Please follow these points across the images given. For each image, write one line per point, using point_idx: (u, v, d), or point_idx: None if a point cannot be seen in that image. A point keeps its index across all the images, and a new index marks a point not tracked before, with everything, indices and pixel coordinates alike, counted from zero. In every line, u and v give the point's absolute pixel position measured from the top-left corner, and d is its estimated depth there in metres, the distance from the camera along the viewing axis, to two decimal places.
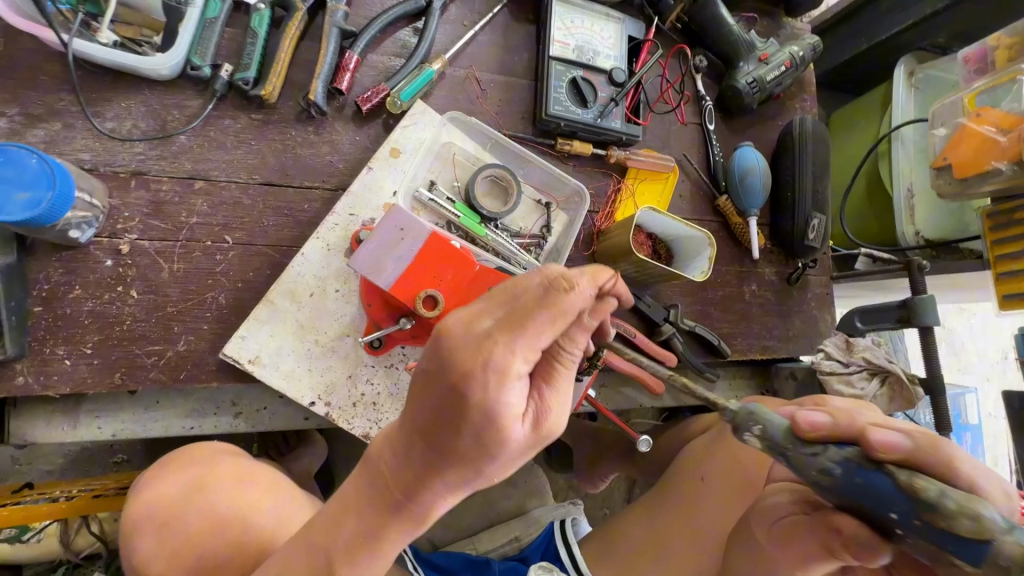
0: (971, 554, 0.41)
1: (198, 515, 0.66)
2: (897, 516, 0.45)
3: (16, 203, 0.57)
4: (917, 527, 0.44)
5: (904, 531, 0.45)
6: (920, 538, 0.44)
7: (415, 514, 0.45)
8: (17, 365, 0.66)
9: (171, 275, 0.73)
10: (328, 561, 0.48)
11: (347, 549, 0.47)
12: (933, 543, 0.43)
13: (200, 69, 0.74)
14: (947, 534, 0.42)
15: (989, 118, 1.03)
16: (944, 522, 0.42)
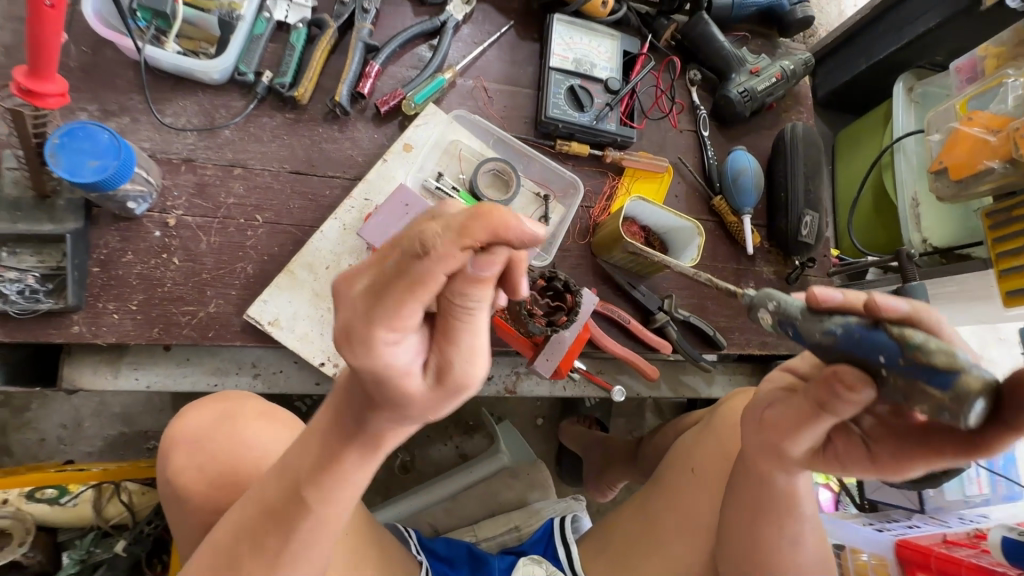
0: (942, 383, 0.38)
1: (225, 442, 0.71)
2: (883, 359, 0.41)
3: (87, 168, 0.68)
4: (901, 366, 0.40)
5: (890, 372, 0.41)
6: (902, 377, 0.40)
7: (366, 444, 0.47)
8: (74, 315, 0.77)
9: (208, 246, 0.84)
10: (298, 484, 0.50)
11: (313, 472, 0.49)
12: (910, 380, 0.40)
13: (245, 75, 0.87)
14: (923, 369, 0.39)
15: (979, 120, 1.05)
16: (925, 352, 0.39)
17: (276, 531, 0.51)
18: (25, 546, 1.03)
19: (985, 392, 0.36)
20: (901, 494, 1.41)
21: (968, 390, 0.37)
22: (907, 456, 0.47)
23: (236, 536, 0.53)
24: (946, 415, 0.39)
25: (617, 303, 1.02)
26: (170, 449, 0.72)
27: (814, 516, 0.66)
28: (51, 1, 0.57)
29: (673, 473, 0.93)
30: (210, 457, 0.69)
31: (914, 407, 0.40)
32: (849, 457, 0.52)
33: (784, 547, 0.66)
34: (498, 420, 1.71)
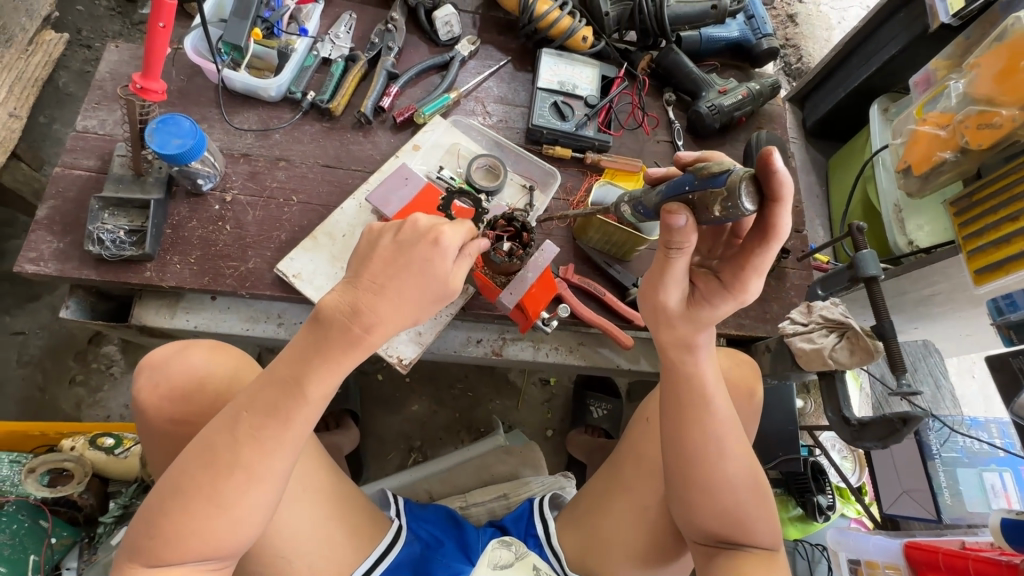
0: (716, 182, 0.63)
1: (177, 368, 0.82)
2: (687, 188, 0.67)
3: (172, 145, 0.92)
4: (697, 186, 0.66)
5: (695, 194, 0.66)
6: (699, 191, 0.65)
7: (360, 337, 0.68)
8: (148, 264, 0.98)
9: (253, 218, 1.05)
10: (291, 380, 0.67)
11: (305, 368, 0.68)
12: (704, 190, 0.64)
13: (295, 94, 1.13)
14: (708, 178, 0.64)
15: (930, 118, 1.16)
16: (706, 173, 0.65)
17: (273, 415, 0.66)
18: (81, 486, 1.20)
19: (741, 178, 0.61)
20: (919, 505, 1.34)
21: (732, 181, 0.62)
22: (744, 267, 0.72)
23: (232, 428, 0.66)
24: (731, 206, 0.63)
25: (596, 280, 1.13)
26: (138, 372, 0.83)
27: (732, 424, 0.81)
28: (164, 23, 0.84)
29: (636, 427, 1.02)
30: (165, 378, 0.81)
31: (714, 211, 0.64)
32: (713, 293, 0.74)
33: (709, 448, 0.79)
34: (508, 428, 1.78)
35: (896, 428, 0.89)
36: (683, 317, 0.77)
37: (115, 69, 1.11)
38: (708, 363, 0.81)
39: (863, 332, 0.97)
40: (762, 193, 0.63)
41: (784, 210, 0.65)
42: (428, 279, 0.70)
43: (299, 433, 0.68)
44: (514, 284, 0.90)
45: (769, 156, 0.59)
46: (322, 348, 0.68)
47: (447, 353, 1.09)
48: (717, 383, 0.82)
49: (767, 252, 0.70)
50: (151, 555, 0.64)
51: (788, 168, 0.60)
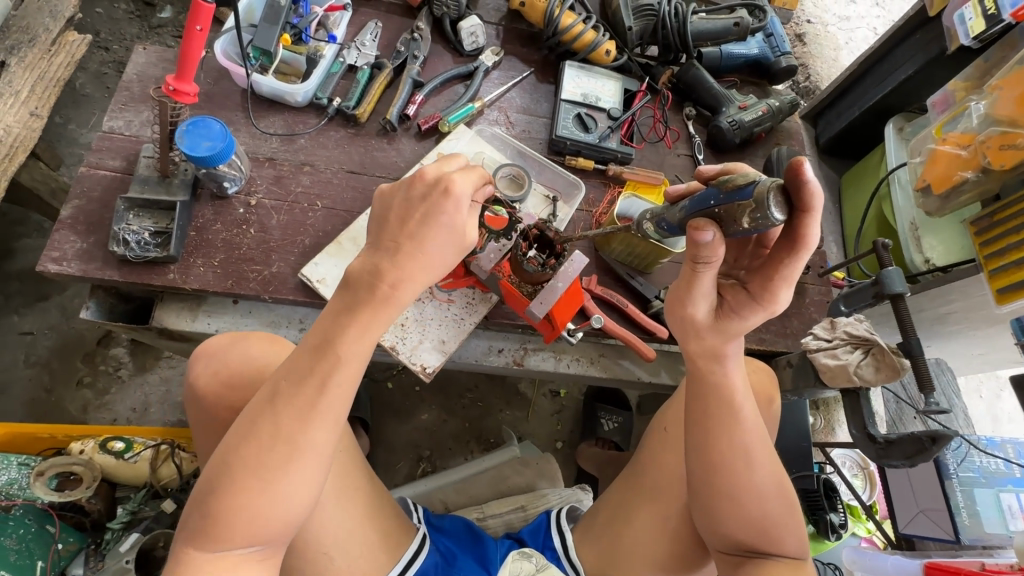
0: (743, 195, 0.63)
1: (226, 359, 0.81)
2: (712, 202, 0.67)
3: (202, 148, 0.92)
4: (723, 200, 0.66)
5: (720, 208, 0.66)
6: (724, 205, 0.65)
7: (386, 298, 0.67)
8: (171, 266, 0.97)
9: (277, 222, 1.05)
10: (325, 346, 0.66)
11: (338, 334, 0.66)
12: (730, 204, 0.64)
13: (321, 99, 1.13)
14: (734, 191, 0.64)
15: (951, 139, 1.17)
16: (732, 186, 0.65)
17: (309, 384, 0.64)
18: (90, 490, 1.17)
19: (769, 189, 0.60)
20: (936, 525, 1.33)
21: (759, 193, 0.61)
22: (773, 278, 0.72)
23: (272, 402, 0.64)
24: (761, 217, 0.62)
25: (618, 291, 1.13)
26: (195, 358, 0.83)
27: (758, 433, 0.80)
28: (201, 27, 0.85)
29: (652, 436, 1.00)
30: (223, 364, 0.81)
31: (743, 223, 0.63)
32: (742, 304, 0.74)
33: (737, 457, 0.78)
34: (518, 439, 1.76)
35: (924, 446, 0.88)
36: (711, 328, 0.76)
37: (142, 71, 1.11)
38: (737, 371, 0.80)
39: (889, 349, 0.97)
40: (791, 202, 0.62)
41: (813, 220, 0.64)
42: (446, 227, 0.68)
43: (339, 402, 0.65)
44: (544, 294, 0.89)
45: (799, 166, 0.59)
46: (354, 310, 0.67)
47: (468, 362, 1.09)
48: (745, 392, 0.80)
49: (795, 262, 0.70)
50: (205, 538, 0.62)
51: (818, 178, 0.59)
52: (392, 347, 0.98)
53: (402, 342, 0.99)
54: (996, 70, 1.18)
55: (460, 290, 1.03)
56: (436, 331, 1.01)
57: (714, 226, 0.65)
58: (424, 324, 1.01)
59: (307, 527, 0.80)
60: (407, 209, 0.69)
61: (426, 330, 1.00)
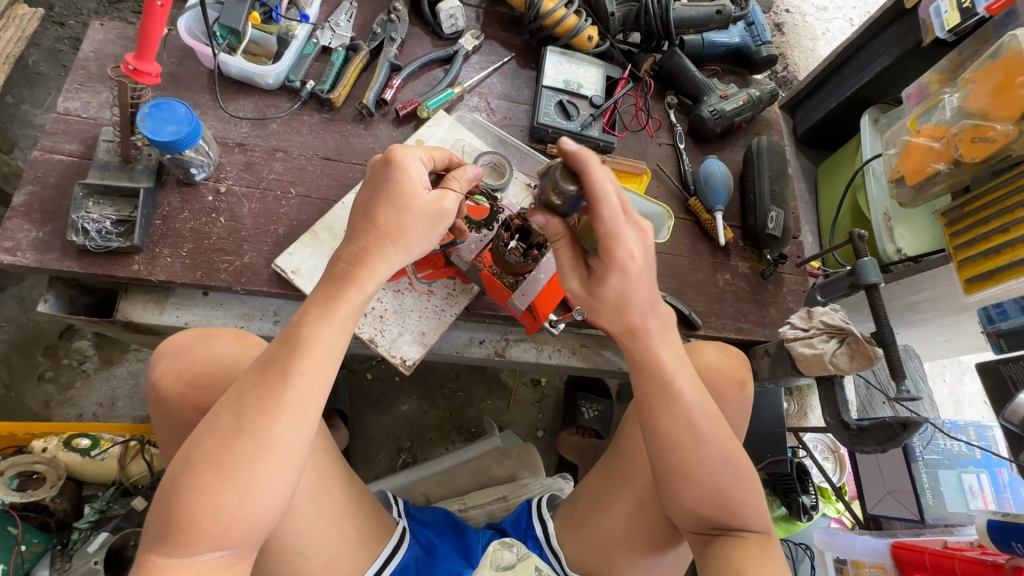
0: (545, 176, 0.73)
1: (192, 359, 0.77)
2: (541, 192, 0.76)
3: (166, 132, 0.87)
4: (542, 184, 0.75)
5: (542, 193, 0.75)
6: (542, 187, 0.74)
7: (362, 279, 0.64)
8: (135, 256, 0.93)
9: (249, 210, 1.01)
10: (292, 338, 0.63)
11: (305, 325, 0.63)
12: (544, 184, 0.74)
13: (293, 82, 1.09)
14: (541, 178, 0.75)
15: (925, 131, 1.18)
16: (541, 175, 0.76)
17: (273, 377, 0.62)
18: (54, 490, 1.13)
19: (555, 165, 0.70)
20: (902, 505, 1.38)
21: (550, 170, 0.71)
22: (600, 232, 0.70)
23: (238, 394, 0.62)
24: (557, 188, 0.71)
25: None
26: (158, 357, 0.77)
27: (704, 405, 0.76)
28: (162, 2, 0.80)
29: (629, 422, 1.01)
30: (189, 363, 0.76)
31: (553, 196, 0.72)
32: (598, 270, 0.74)
33: (681, 431, 0.75)
34: (499, 429, 1.76)
35: (895, 433, 0.91)
36: (592, 299, 0.76)
37: (99, 48, 1.04)
38: (666, 347, 0.77)
39: (863, 338, 0.99)
40: (573, 170, 0.68)
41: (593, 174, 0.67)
42: (393, 188, 0.66)
43: (306, 395, 0.63)
44: (526, 285, 0.89)
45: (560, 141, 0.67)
46: (330, 295, 0.64)
47: (449, 354, 1.07)
48: (678, 364, 0.77)
49: (602, 214, 0.68)
50: (169, 543, 0.59)
51: (579, 145, 0.66)
52: (370, 340, 0.96)
53: (381, 334, 0.97)
54: (970, 64, 1.21)
55: (440, 281, 1.01)
56: (416, 322, 0.98)
57: (544, 211, 0.75)
58: (403, 315, 0.98)
59: (284, 526, 0.78)
60: (365, 193, 0.68)
61: (405, 322, 0.98)
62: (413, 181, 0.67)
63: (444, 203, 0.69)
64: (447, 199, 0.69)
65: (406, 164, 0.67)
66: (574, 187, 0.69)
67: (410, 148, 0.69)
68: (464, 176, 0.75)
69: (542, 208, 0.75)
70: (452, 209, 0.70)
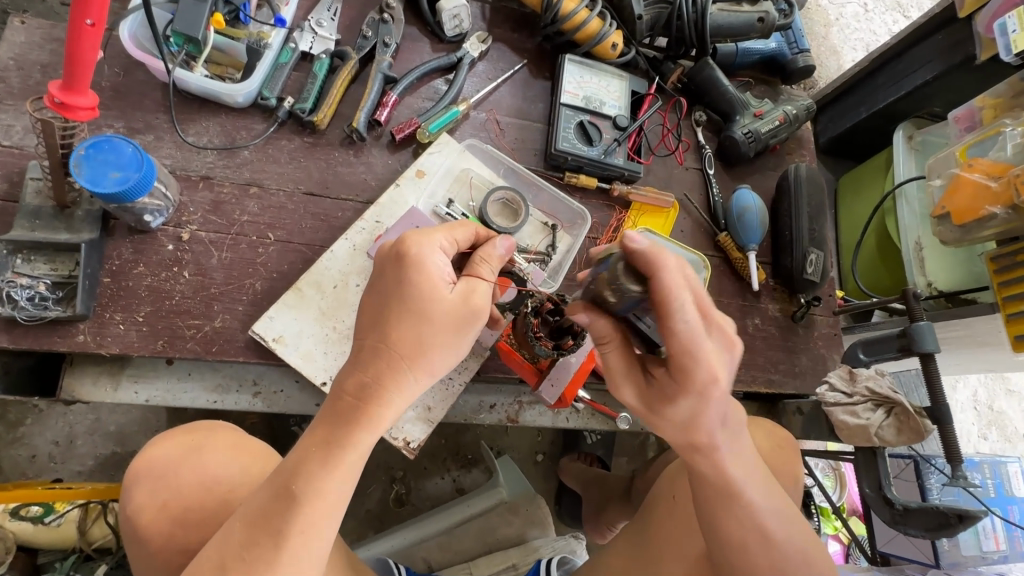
0: (605, 264, 0.63)
1: (166, 481, 0.66)
2: (600, 272, 0.65)
3: (109, 180, 0.70)
4: (605, 268, 0.63)
5: (595, 282, 0.66)
6: (602, 274, 0.63)
7: (373, 417, 0.55)
8: (80, 325, 0.77)
9: (219, 261, 0.85)
10: (290, 490, 0.52)
11: (307, 475, 0.52)
12: (605, 272, 0.63)
13: (268, 99, 0.91)
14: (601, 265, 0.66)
15: (980, 166, 1.08)
16: (598, 266, 0.67)
17: (264, 537, 0.51)
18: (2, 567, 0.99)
19: (616, 255, 0.61)
20: (916, 548, 1.35)
21: (613, 263, 0.62)
22: (669, 340, 0.58)
23: (222, 552, 0.51)
24: (615, 284, 0.61)
25: None
26: (132, 483, 0.67)
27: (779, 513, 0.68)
28: (93, 20, 0.61)
29: (657, 501, 0.93)
30: (176, 495, 0.65)
31: (614, 291, 0.61)
32: (668, 385, 0.62)
33: (749, 535, 0.66)
34: (497, 454, 1.66)
35: (949, 522, 0.83)
36: (653, 417, 0.65)
37: (21, 55, 0.84)
38: (734, 455, 0.66)
39: (914, 411, 0.91)
40: (643, 272, 0.59)
41: (665, 274, 0.56)
42: (406, 297, 0.57)
43: (305, 560, 0.51)
44: (555, 372, 0.79)
45: (626, 240, 0.59)
46: (331, 436, 0.54)
47: (456, 421, 0.95)
48: (749, 473, 0.67)
49: (676, 316, 0.56)
50: None
51: (648, 244, 0.57)
52: None
53: None
54: None
55: None
56: (420, 395, 0.85)
57: (590, 309, 0.66)
58: None
59: None
60: (376, 294, 0.59)
61: None
62: (431, 284, 0.58)
63: (471, 303, 0.59)
64: (476, 300, 0.60)
65: (423, 263, 0.58)
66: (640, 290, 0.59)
67: (429, 237, 0.61)
68: (495, 254, 0.65)
69: (590, 306, 0.67)
70: (483, 311, 0.60)
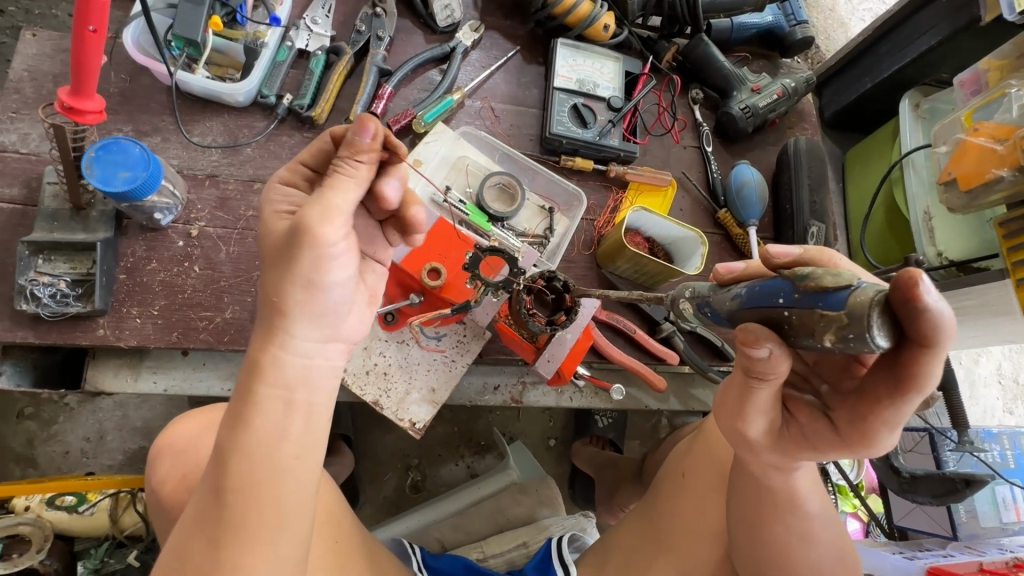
0: (829, 302, 0.42)
1: (181, 459, 0.70)
2: (782, 302, 0.46)
3: (119, 179, 0.74)
4: (797, 302, 0.45)
5: (789, 310, 0.46)
6: (797, 310, 0.45)
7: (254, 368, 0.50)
8: (99, 319, 0.81)
9: (227, 255, 0.88)
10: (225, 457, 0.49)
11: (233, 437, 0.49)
12: (809, 311, 0.44)
13: (267, 97, 0.94)
14: (814, 292, 0.44)
15: (985, 130, 1.06)
16: (812, 285, 0.44)
17: (215, 506, 0.49)
18: (42, 552, 1.05)
19: (874, 302, 0.40)
20: (933, 521, 1.34)
21: (855, 305, 0.41)
22: (869, 418, 0.53)
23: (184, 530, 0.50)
24: (852, 338, 0.41)
25: (625, 314, 1.02)
26: (158, 456, 0.71)
27: (820, 512, 0.72)
28: (95, 27, 0.64)
29: (664, 480, 0.94)
30: (193, 464, 0.69)
31: (823, 341, 0.43)
32: (813, 433, 0.58)
33: (794, 534, 0.72)
34: (509, 440, 1.69)
35: (956, 488, 0.83)
36: (767, 446, 0.61)
37: (34, 66, 0.88)
38: (804, 472, 0.69)
39: None
40: (904, 331, 0.42)
41: (936, 357, 0.45)
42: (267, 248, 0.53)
43: (257, 523, 0.49)
44: (552, 349, 0.81)
45: (916, 284, 0.39)
46: (237, 399, 0.50)
47: (461, 403, 0.97)
48: (813, 487, 0.72)
49: (901, 408, 0.51)
50: None
51: (944, 301, 0.39)
52: (375, 404, 0.85)
53: (386, 396, 0.86)
54: None
55: (448, 330, 0.89)
56: (425, 378, 0.88)
57: (773, 342, 0.48)
58: (410, 371, 0.87)
59: None
60: None
61: (413, 378, 0.87)
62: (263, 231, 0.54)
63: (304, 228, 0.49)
64: (308, 220, 0.49)
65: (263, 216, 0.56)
66: (887, 349, 0.42)
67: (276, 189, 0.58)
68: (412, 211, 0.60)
69: (773, 336, 0.48)
70: (321, 230, 0.49)
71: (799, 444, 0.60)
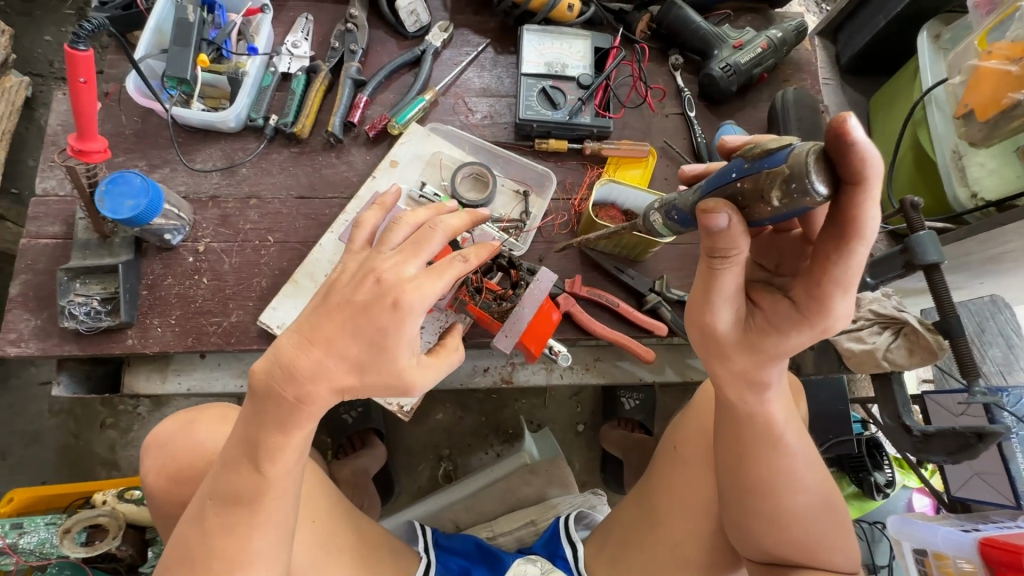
0: (773, 161, 0.47)
1: (184, 445, 0.80)
2: (735, 175, 0.51)
3: (125, 208, 0.85)
4: (747, 171, 0.50)
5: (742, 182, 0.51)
6: (749, 177, 0.49)
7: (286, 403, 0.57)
8: (128, 330, 0.93)
9: (231, 266, 0.98)
10: (251, 465, 0.60)
11: (268, 454, 0.59)
12: (756, 176, 0.48)
13: (255, 120, 1.03)
14: (761, 159, 0.48)
15: (998, 51, 0.96)
16: (759, 152, 0.49)
17: (240, 503, 0.60)
18: (118, 539, 1.19)
19: (810, 149, 0.44)
20: (994, 489, 1.22)
21: (795, 157, 0.45)
22: (821, 282, 0.53)
23: (200, 514, 0.61)
24: (796, 190, 0.45)
25: (608, 288, 1.03)
26: (146, 450, 0.82)
27: (800, 448, 0.73)
28: (85, 78, 0.75)
29: (661, 457, 0.94)
30: (171, 458, 0.80)
31: (772, 200, 0.47)
32: (777, 316, 0.58)
33: (778, 475, 0.72)
34: (537, 427, 1.71)
35: (969, 443, 0.77)
36: (741, 345, 0.60)
37: (66, 120, 1.03)
38: (778, 400, 0.69)
39: (922, 329, 0.90)
40: (839, 175, 0.45)
41: (866, 197, 0.46)
42: (311, 333, 0.56)
43: (270, 508, 0.61)
44: (511, 323, 0.85)
45: (844, 124, 0.41)
46: (266, 421, 0.58)
47: (454, 386, 1.02)
48: (789, 418, 0.71)
49: (850, 261, 0.50)
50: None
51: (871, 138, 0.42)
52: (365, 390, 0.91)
53: None
54: None
55: (428, 318, 0.94)
56: None
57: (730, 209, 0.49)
58: None
59: None
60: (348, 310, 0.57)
61: None
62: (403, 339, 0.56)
63: (402, 305, 0.56)
64: (410, 380, 0.59)
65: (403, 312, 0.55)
66: (826, 197, 0.45)
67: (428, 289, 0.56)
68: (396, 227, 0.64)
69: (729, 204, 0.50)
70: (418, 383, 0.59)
71: (768, 333, 0.58)
